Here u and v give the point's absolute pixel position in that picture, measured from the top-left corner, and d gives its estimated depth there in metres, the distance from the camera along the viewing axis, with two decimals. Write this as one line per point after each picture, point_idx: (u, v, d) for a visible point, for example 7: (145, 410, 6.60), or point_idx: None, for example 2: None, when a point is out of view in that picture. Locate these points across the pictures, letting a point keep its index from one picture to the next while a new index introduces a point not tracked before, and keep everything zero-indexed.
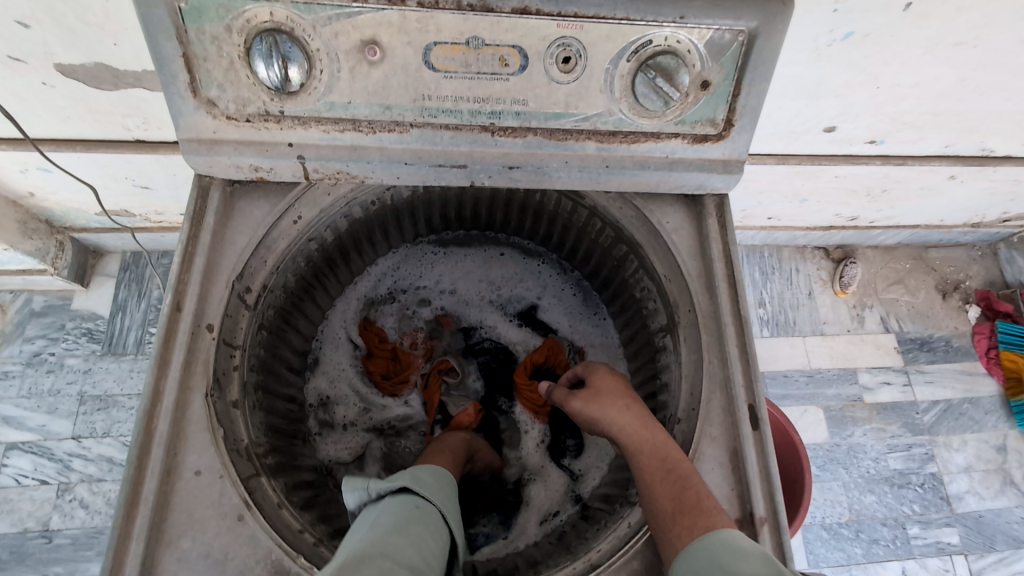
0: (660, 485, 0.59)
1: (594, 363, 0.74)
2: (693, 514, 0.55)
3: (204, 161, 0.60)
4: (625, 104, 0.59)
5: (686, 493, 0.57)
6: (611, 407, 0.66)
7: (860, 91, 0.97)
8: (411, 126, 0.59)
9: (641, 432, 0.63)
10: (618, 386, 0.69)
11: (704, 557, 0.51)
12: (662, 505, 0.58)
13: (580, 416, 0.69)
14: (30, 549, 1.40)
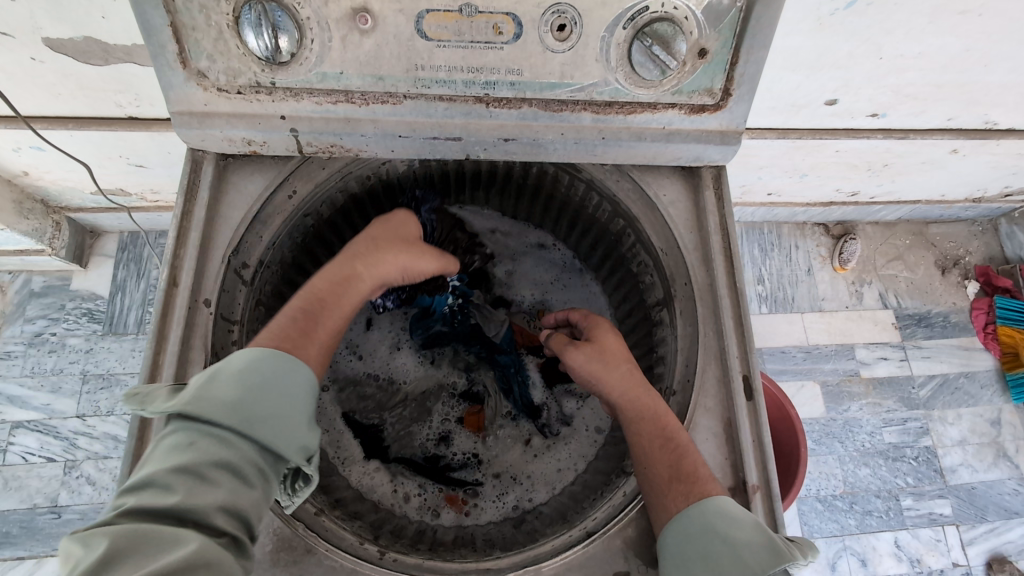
0: (658, 452, 0.61)
1: (599, 320, 0.73)
2: (688, 482, 0.58)
3: (196, 134, 0.60)
4: (621, 73, 0.58)
5: (683, 462, 0.59)
6: (615, 369, 0.66)
7: (862, 62, 0.96)
8: (405, 97, 0.58)
9: (643, 396, 0.64)
10: (623, 347, 0.69)
11: (698, 522, 0.55)
12: (657, 471, 0.60)
13: (578, 371, 0.69)
14: (40, 524, 1.43)
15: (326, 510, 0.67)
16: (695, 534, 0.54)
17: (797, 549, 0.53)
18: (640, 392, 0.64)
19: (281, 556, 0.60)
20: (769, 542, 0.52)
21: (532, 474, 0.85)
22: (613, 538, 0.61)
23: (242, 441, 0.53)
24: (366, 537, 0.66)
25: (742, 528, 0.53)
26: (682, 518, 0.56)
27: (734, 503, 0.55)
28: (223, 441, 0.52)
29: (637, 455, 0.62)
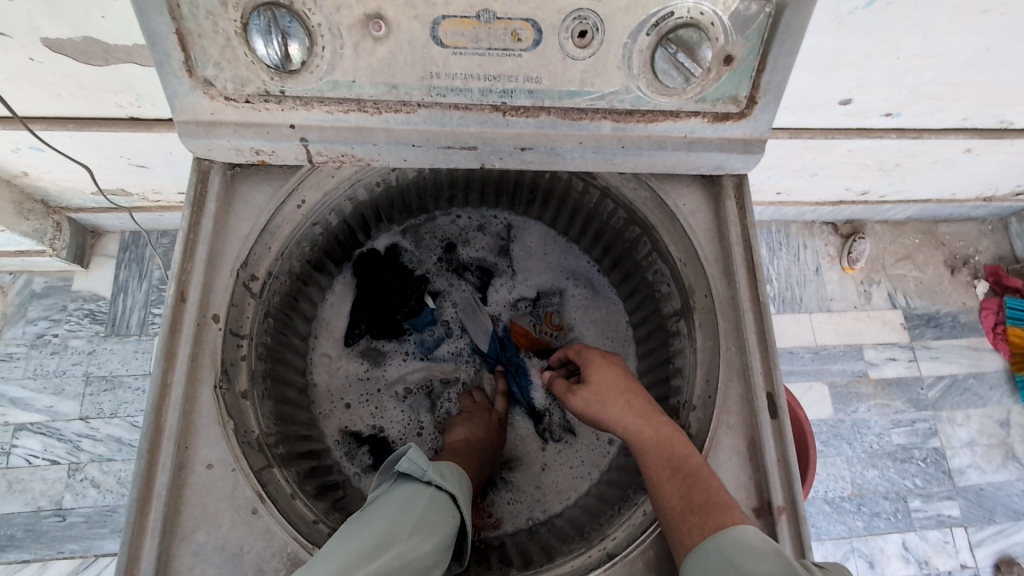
0: (668, 484, 0.59)
1: (587, 352, 0.72)
2: (703, 513, 0.55)
3: (203, 144, 0.58)
4: (643, 81, 0.56)
5: (695, 491, 0.57)
6: (612, 404, 0.65)
7: (879, 63, 0.94)
8: (419, 106, 0.56)
9: (645, 429, 0.62)
10: (618, 378, 0.67)
11: (716, 556, 0.52)
12: (671, 503, 0.58)
13: (581, 413, 0.68)
14: (44, 527, 1.42)
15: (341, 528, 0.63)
16: (714, 568, 0.52)
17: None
18: (640, 421, 0.62)
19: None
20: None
21: (544, 483, 0.85)
22: (634, 559, 0.60)
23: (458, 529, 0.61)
24: None
25: (763, 558, 0.50)
26: (699, 552, 0.54)
27: (754, 532, 0.52)
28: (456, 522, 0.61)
29: (650, 488, 0.61)
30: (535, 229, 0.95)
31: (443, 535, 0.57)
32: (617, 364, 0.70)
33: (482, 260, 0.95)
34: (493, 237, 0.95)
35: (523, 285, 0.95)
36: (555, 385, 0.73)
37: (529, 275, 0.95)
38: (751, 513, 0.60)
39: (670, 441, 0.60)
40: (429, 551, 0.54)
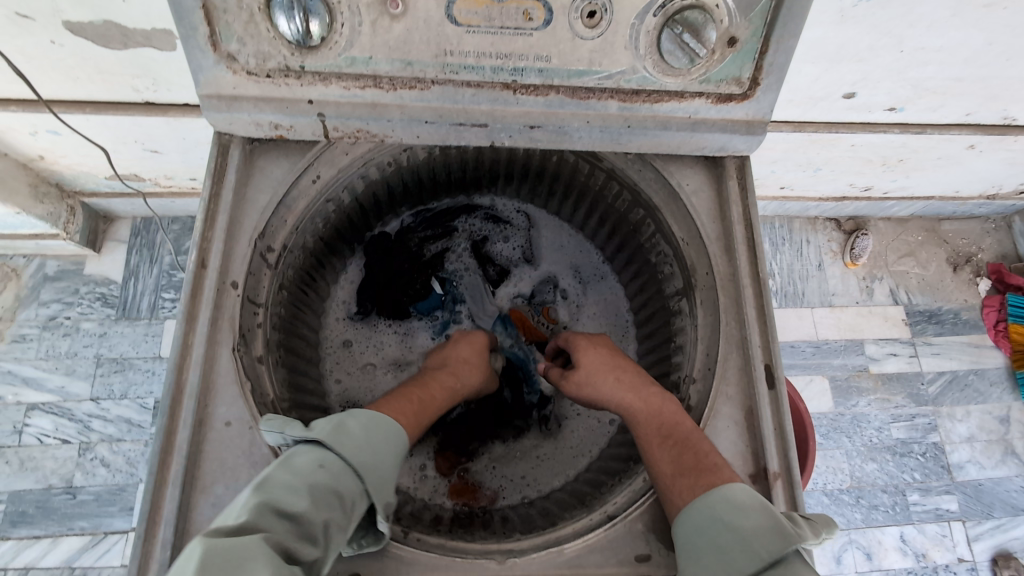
0: (659, 450, 0.62)
1: (574, 335, 0.76)
2: (693, 475, 0.58)
3: (224, 118, 0.60)
4: (650, 61, 0.58)
5: (684, 456, 0.60)
6: (604, 383, 0.68)
7: (882, 56, 0.95)
8: (433, 83, 0.59)
9: (636, 403, 0.65)
10: (607, 358, 0.71)
11: (708, 516, 0.55)
12: (663, 468, 0.61)
13: (575, 396, 0.72)
14: (56, 504, 1.45)
15: None
16: (706, 527, 0.54)
17: (808, 530, 0.54)
18: (631, 395, 0.66)
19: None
20: (779, 528, 0.52)
21: (546, 462, 0.86)
22: (635, 520, 0.62)
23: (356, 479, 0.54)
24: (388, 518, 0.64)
25: (752, 516, 0.53)
26: (690, 511, 0.56)
27: (743, 490, 0.55)
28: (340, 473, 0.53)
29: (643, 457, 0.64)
30: (548, 218, 0.98)
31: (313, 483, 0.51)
32: (605, 344, 0.74)
33: (496, 249, 0.97)
34: (506, 225, 0.98)
35: (530, 276, 0.97)
36: (551, 369, 0.77)
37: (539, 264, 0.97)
38: (747, 479, 0.62)
39: (658, 410, 0.64)
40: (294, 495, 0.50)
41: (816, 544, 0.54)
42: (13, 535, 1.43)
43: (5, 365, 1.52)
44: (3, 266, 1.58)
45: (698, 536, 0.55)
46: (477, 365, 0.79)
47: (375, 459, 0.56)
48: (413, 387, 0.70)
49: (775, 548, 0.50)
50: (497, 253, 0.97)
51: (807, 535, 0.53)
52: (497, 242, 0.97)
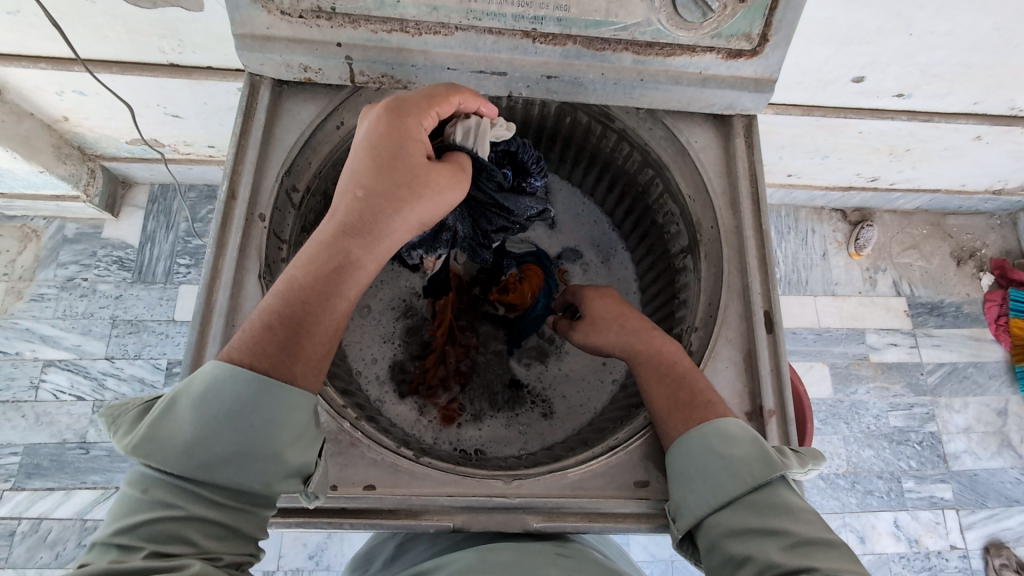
0: (658, 386, 0.64)
1: (582, 288, 0.77)
2: (690, 409, 0.61)
3: (256, 57, 0.63)
4: (663, 15, 0.60)
5: (681, 393, 0.62)
6: (609, 331, 0.70)
7: (892, 38, 0.97)
8: (457, 29, 0.61)
9: (639, 346, 0.67)
10: (615, 306, 0.72)
11: (699, 443, 0.58)
12: (659, 404, 0.64)
13: (581, 344, 0.73)
14: (69, 459, 1.46)
15: (365, 422, 0.68)
16: (698, 454, 0.58)
17: (795, 460, 0.58)
18: (634, 339, 0.68)
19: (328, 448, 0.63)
20: (765, 456, 0.55)
21: (552, 415, 0.89)
22: (634, 451, 0.65)
23: (200, 488, 0.50)
24: (403, 445, 0.68)
25: (741, 444, 0.57)
26: (684, 440, 0.59)
27: (736, 423, 0.59)
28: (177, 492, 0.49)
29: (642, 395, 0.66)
30: (563, 182, 1.00)
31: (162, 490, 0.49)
32: (612, 294, 0.75)
33: None
34: None
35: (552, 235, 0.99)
36: (560, 323, 0.79)
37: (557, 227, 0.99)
38: (743, 416, 0.66)
39: (660, 351, 0.66)
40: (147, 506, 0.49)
41: (802, 473, 0.58)
42: (28, 485, 1.44)
43: (22, 323, 1.54)
44: (24, 227, 1.60)
45: (689, 462, 0.58)
46: (406, 176, 0.56)
47: (235, 443, 0.50)
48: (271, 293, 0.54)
49: (761, 475, 0.54)
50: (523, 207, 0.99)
51: (794, 465, 0.56)
52: None
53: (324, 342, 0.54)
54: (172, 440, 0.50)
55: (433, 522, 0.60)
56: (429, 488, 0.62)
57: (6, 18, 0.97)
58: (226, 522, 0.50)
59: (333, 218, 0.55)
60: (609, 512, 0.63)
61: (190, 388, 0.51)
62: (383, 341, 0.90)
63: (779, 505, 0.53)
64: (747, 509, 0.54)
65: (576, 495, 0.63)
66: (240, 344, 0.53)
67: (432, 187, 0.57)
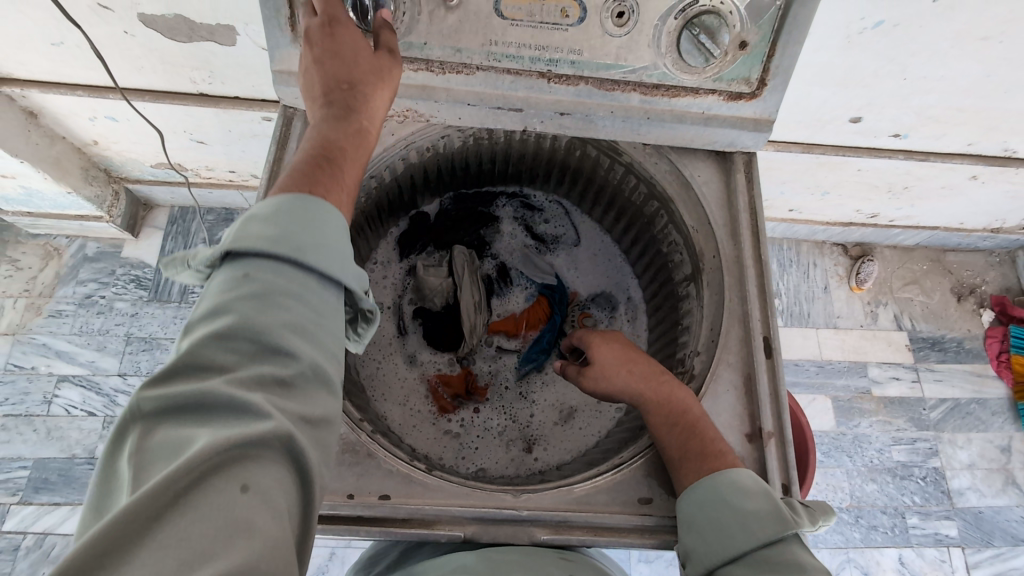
0: (669, 436, 0.66)
1: (586, 332, 0.77)
2: (699, 459, 0.63)
3: (292, 91, 0.68)
4: (669, 59, 0.66)
5: (692, 442, 0.64)
6: (617, 377, 0.71)
7: (886, 82, 1.02)
8: (477, 69, 0.67)
9: (647, 391, 0.69)
10: (622, 354, 0.73)
11: (711, 494, 0.60)
12: (670, 451, 0.66)
13: (590, 391, 0.74)
14: (76, 474, 1.46)
15: (378, 434, 0.71)
16: (710, 505, 0.60)
17: (806, 515, 0.59)
18: (643, 386, 0.69)
19: (345, 458, 0.65)
20: (778, 513, 0.57)
21: (559, 434, 0.91)
22: (638, 468, 0.68)
23: (298, 273, 0.46)
24: (415, 459, 0.70)
25: (754, 498, 0.58)
26: (694, 489, 0.62)
27: (747, 475, 0.61)
28: (269, 275, 0.45)
29: (653, 439, 0.68)
30: (574, 209, 1.05)
31: (247, 290, 0.44)
32: (618, 339, 0.75)
33: (538, 236, 1.04)
34: (541, 212, 1.05)
35: (570, 256, 1.04)
36: (566, 367, 0.78)
37: (569, 252, 1.04)
38: (743, 438, 0.68)
39: (669, 398, 0.67)
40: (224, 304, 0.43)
41: (813, 531, 0.59)
42: (35, 500, 1.44)
43: (39, 338, 1.57)
44: (46, 245, 1.65)
45: (700, 512, 0.60)
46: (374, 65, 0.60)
47: (317, 237, 0.48)
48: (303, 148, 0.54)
49: (774, 530, 0.55)
50: (536, 233, 1.04)
51: (806, 522, 0.57)
52: (534, 224, 1.05)
53: (354, 189, 0.56)
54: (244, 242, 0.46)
55: (446, 531, 0.62)
56: (441, 498, 0.64)
57: (51, 49, 1.04)
58: (310, 313, 0.45)
59: (330, 102, 0.57)
60: (613, 526, 0.65)
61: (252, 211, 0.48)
62: (398, 359, 0.93)
63: (791, 562, 0.53)
64: (755, 565, 0.55)
65: (582, 510, 0.65)
66: (288, 181, 0.51)
67: (393, 72, 0.61)
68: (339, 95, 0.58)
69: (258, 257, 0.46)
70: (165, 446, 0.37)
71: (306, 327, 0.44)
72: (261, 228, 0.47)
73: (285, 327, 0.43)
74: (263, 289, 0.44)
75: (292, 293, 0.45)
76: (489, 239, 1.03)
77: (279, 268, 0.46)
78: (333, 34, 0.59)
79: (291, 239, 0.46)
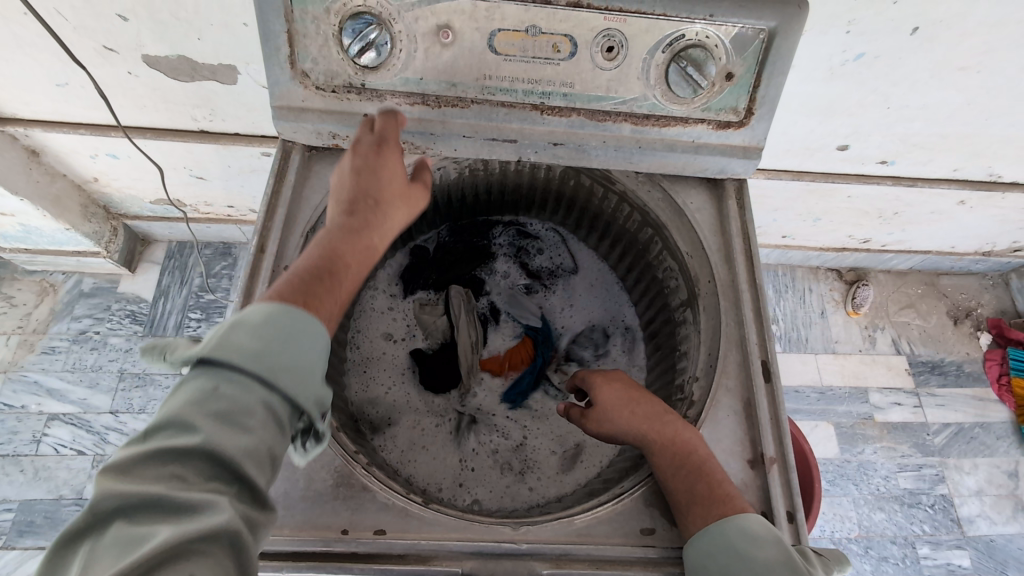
0: (675, 480, 0.63)
1: (590, 374, 0.77)
2: (706, 504, 0.61)
3: (290, 126, 0.70)
4: (659, 90, 0.68)
5: (699, 485, 0.62)
6: (621, 418, 0.70)
7: (871, 111, 1.05)
8: (472, 102, 0.69)
9: (653, 430, 0.67)
10: (626, 393, 0.71)
11: (721, 542, 0.58)
12: (676, 497, 0.63)
13: (594, 432, 0.73)
14: (63, 516, 1.41)
15: (373, 466, 0.70)
16: (721, 552, 0.57)
17: (820, 565, 0.57)
18: (647, 425, 0.68)
19: (340, 491, 0.64)
20: (791, 562, 0.54)
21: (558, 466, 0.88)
22: (639, 497, 0.67)
23: (271, 385, 0.48)
24: (411, 492, 0.69)
25: (765, 546, 0.56)
26: (703, 537, 0.59)
27: (757, 520, 0.58)
28: (244, 383, 0.46)
29: (660, 483, 0.66)
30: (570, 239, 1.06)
31: (219, 398, 0.45)
32: (620, 378, 0.74)
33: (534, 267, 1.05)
34: (537, 241, 1.06)
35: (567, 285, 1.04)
36: (570, 409, 0.78)
37: (566, 280, 1.04)
38: (745, 464, 0.67)
39: (674, 438, 0.65)
40: (193, 402, 0.44)
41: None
42: (19, 544, 1.38)
43: (31, 376, 1.55)
44: (43, 282, 1.65)
45: (711, 560, 0.58)
46: (394, 192, 0.66)
47: (295, 355, 0.50)
48: (306, 256, 0.59)
49: None
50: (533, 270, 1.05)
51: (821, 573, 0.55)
52: (531, 252, 1.05)
53: (346, 299, 0.59)
54: (233, 354, 0.47)
55: (443, 568, 0.61)
56: (437, 533, 0.62)
57: (55, 91, 1.06)
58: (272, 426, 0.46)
59: (351, 212, 0.63)
60: (617, 559, 0.63)
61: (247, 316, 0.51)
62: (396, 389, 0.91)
63: None
64: None
65: (583, 542, 0.64)
66: (285, 288, 0.55)
67: (412, 203, 0.69)
68: (356, 215, 0.62)
69: (237, 363, 0.47)
70: (112, 551, 0.37)
71: (268, 440, 0.45)
72: (246, 338, 0.48)
73: (249, 440, 0.44)
74: (236, 399, 0.45)
75: (261, 406, 0.46)
76: (486, 271, 1.03)
77: (249, 380, 0.47)
78: (378, 153, 0.65)
79: (274, 354, 0.49)
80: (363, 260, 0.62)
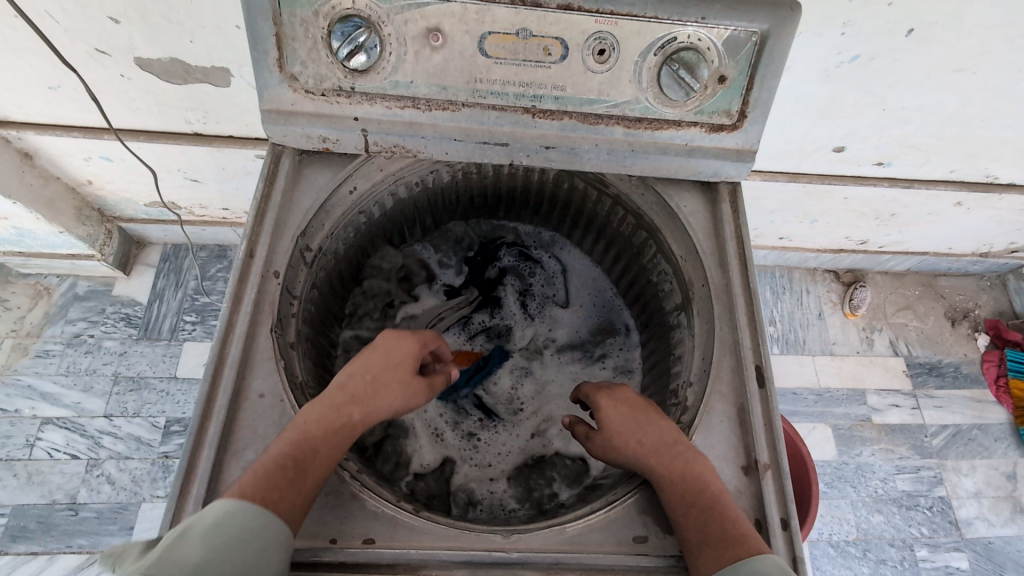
0: (687, 518, 0.61)
1: (594, 392, 0.74)
2: (720, 546, 0.58)
3: (280, 130, 0.69)
4: (651, 93, 0.68)
5: (712, 525, 0.59)
6: (629, 448, 0.67)
7: (867, 113, 1.05)
8: (463, 105, 0.68)
9: (663, 463, 0.64)
10: (632, 418, 0.69)
11: None
12: (689, 536, 0.61)
13: (603, 457, 0.71)
14: (56, 521, 1.40)
15: (364, 474, 0.69)
16: None
17: None
18: (656, 457, 0.65)
19: (328, 500, 0.63)
20: None
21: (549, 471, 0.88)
22: (632, 504, 0.66)
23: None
24: (402, 500, 0.68)
25: None
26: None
27: (769, 561, 0.55)
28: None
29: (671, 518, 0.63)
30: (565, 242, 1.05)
31: None
32: (626, 399, 0.72)
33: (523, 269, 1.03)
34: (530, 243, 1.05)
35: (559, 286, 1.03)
36: (575, 426, 0.77)
37: (559, 281, 1.03)
38: (739, 471, 0.67)
39: (684, 473, 0.63)
40: None
41: None
42: (12, 549, 1.37)
43: (25, 379, 1.54)
44: (37, 285, 1.64)
45: None
46: (390, 380, 0.68)
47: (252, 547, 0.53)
48: (280, 442, 0.60)
49: None
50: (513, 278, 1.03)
51: None
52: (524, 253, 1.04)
53: (314, 490, 0.60)
54: (176, 565, 0.49)
55: None
56: (429, 541, 0.62)
57: (47, 93, 1.05)
58: None
59: (341, 392, 0.65)
60: (608, 568, 0.63)
61: (202, 519, 0.53)
62: None
63: None
64: None
65: (574, 550, 0.63)
66: (250, 482, 0.57)
67: (410, 392, 0.69)
68: (344, 397, 0.65)
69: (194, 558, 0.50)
70: None
71: None
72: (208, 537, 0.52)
73: None
74: None
75: None
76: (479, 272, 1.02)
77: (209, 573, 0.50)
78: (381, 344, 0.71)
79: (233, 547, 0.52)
80: (342, 439, 0.63)
